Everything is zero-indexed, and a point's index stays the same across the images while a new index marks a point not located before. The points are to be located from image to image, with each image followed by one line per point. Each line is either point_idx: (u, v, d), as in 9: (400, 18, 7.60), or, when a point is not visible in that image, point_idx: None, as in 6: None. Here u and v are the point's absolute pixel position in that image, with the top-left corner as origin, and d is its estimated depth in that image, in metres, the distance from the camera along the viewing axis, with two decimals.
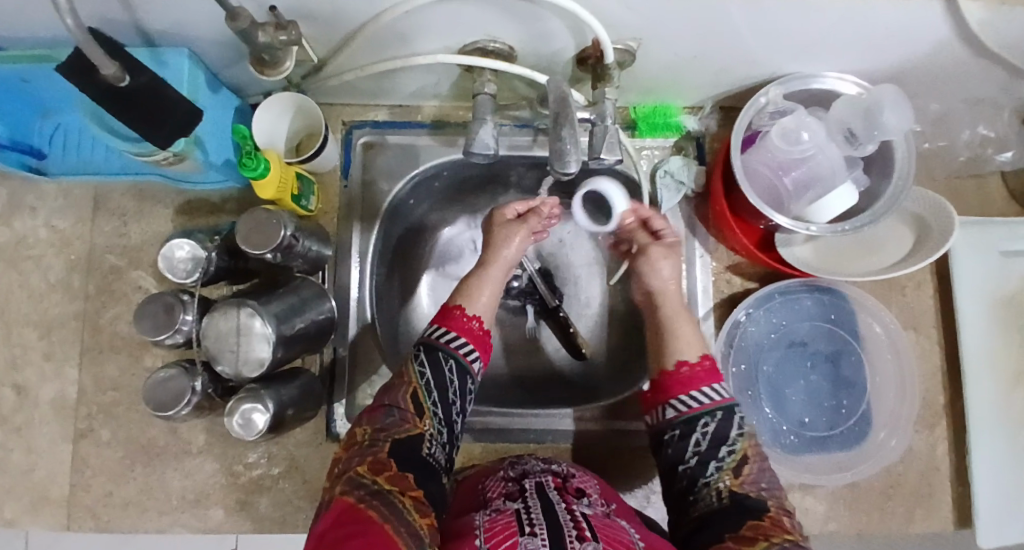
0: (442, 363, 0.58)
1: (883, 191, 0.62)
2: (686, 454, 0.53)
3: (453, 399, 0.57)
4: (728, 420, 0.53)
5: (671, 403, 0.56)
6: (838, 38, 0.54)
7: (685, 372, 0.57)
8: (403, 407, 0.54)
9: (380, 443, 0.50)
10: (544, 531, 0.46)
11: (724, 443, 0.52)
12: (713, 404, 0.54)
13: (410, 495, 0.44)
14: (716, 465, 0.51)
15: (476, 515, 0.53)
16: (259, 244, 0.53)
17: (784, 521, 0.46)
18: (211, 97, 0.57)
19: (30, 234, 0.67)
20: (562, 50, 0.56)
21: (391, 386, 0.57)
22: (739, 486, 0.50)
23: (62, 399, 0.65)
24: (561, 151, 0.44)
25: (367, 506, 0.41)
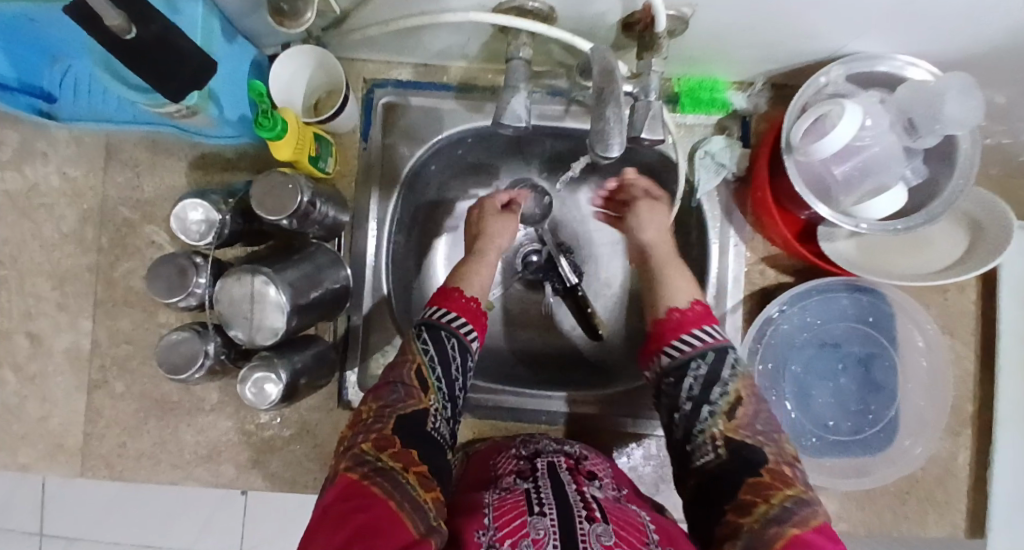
0: (444, 340, 0.58)
1: (940, 188, 0.57)
2: (681, 401, 0.55)
3: (457, 375, 0.57)
4: (718, 362, 0.55)
5: (666, 350, 0.58)
6: (915, 17, 0.48)
7: (674, 319, 0.59)
8: (410, 384, 0.53)
9: (385, 419, 0.50)
10: (553, 512, 0.46)
11: (716, 384, 0.54)
12: (702, 348, 0.56)
13: (416, 471, 0.45)
14: (709, 409, 0.53)
15: (485, 493, 0.53)
16: (275, 209, 0.50)
17: (784, 470, 0.48)
18: (226, 47, 0.53)
19: (42, 181, 0.65)
20: (608, 13, 0.51)
21: (393, 363, 0.56)
22: (734, 429, 0.52)
23: (76, 350, 0.65)
24: (603, 131, 0.40)
25: (372, 484, 0.43)
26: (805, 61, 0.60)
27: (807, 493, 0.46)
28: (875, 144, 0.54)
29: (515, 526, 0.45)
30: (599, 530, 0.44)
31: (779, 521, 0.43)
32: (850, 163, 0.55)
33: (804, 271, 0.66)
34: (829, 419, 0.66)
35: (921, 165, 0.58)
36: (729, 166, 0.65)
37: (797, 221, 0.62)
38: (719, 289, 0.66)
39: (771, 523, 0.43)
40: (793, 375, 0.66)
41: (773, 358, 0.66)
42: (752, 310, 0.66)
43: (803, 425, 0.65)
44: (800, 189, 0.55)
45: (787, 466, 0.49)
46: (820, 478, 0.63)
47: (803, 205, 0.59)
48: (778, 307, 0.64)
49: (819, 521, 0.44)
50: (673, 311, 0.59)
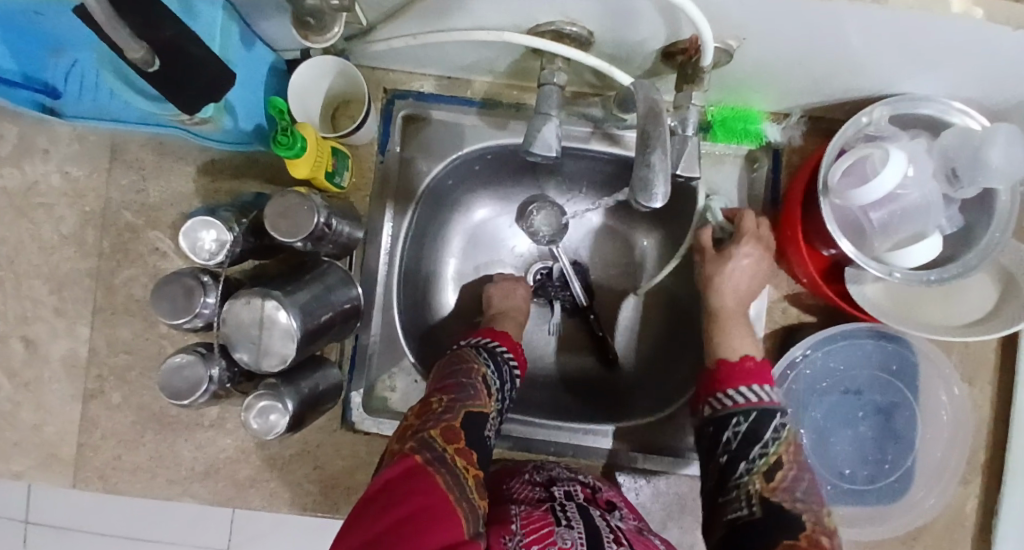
0: (500, 363, 0.58)
1: (976, 238, 0.56)
2: (718, 452, 0.51)
3: (506, 396, 0.57)
4: (764, 422, 0.51)
5: (717, 397, 0.54)
6: (967, 65, 0.46)
7: (724, 370, 0.56)
8: (479, 386, 0.52)
9: (453, 412, 0.48)
10: (580, 527, 0.46)
11: (757, 444, 0.50)
12: (745, 405, 0.52)
13: (472, 473, 0.43)
14: (746, 467, 0.49)
15: (511, 507, 0.51)
16: (289, 231, 0.48)
17: (822, 540, 0.43)
18: (243, 54, 0.51)
19: (42, 179, 0.62)
20: (649, 41, 0.49)
21: (454, 365, 0.55)
22: (772, 491, 0.47)
23: (72, 357, 0.63)
24: (646, 178, 0.38)
25: (436, 471, 0.40)
26: (848, 96, 0.57)
27: None
28: (917, 192, 0.53)
29: (542, 533, 0.44)
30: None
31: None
32: (890, 208, 0.53)
33: (827, 311, 0.64)
34: (845, 468, 0.64)
35: (958, 213, 0.56)
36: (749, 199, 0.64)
37: (823, 259, 0.61)
38: None
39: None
40: (813, 422, 0.65)
41: (793, 403, 0.64)
42: (772, 349, 0.64)
43: (819, 473, 0.64)
44: (833, 228, 0.53)
45: (827, 537, 0.44)
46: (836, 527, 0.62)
47: (832, 243, 0.57)
48: (802, 350, 0.63)
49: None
50: (746, 359, 0.56)
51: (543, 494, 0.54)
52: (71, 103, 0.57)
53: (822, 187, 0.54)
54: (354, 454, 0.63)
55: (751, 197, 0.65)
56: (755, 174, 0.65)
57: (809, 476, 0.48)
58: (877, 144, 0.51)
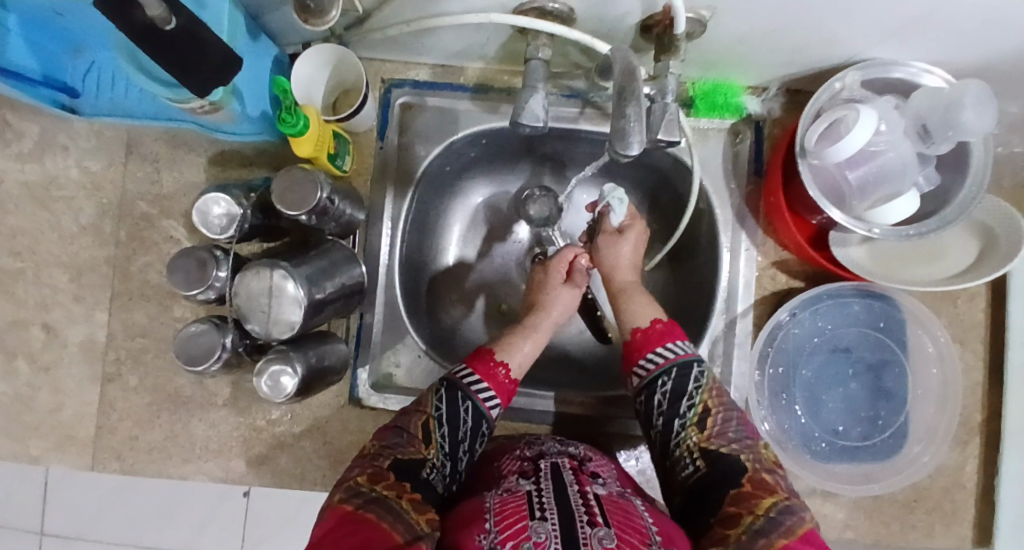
0: (459, 402, 0.57)
1: (953, 196, 0.58)
2: (654, 416, 0.57)
3: (463, 439, 0.56)
4: (685, 376, 0.57)
5: (636, 370, 0.59)
6: (930, 26, 0.49)
7: (639, 338, 0.60)
8: (413, 432, 0.54)
9: (382, 458, 0.51)
10: (554, 516, 0.44)
11: (684, 398, 0.56)
12: (665, 365, 0.58)
13: (408, 500, 0.46)
14: (681, 423, 0.55)
15: (486, 496, 0.50)
16: (294, 205, 0.51)
17: (764, 478, 0.50)
18: (249, 44, 0.54)
19: (62, 174, 0.66)
20: (627, 15, 0.52)
21: (405, 411, 0.57)
22: (707, 440, 0.53)
23: (91, 341, 0.66)
24: (624, 129, 0.40)
25: (368, 510, 0.43)
26: (822, 66, 0.60)
27: (788, 498, 0.48)
28: (890, 150, 0.55)
29: (516, 529, 0.42)
30: (600, 533, 0.42)
31: (766, 532, 0.44)
32: (865, 169, 0.56)
33: (815, 277, 0.66)
34: (838, 425, 0.67)
35: (934, 173, 0.59)
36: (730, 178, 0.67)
37: (809, 226, 0.63)
38: (731, 292, 0.66)
39: (759, 535, 0.44)
40: (804, 380, 0.67)
41: (783, 362, 0.67)
42: (763, 315, 0.66)
43: (812, 431, 0.67)
44: (814, 193, 0.55)
45: (766, 473, 0.50)
46: (830, 484, 0.63)
47: (816, 210, 0.59)
48: (787, 313, 0.66)
49: (801, 531, 0.45)
50: (637, 331, 0.61)
51: (529, 468, 0.55)
52: (89, 100, 0.61)
53: (800, 150, 0.57)
54: (361, 429, 0.65)
55: (736, 169, 0.68)
56: (738, 148, 0.67)
57: (736, 416, 0.55)
58: (850, 106, 0.54)
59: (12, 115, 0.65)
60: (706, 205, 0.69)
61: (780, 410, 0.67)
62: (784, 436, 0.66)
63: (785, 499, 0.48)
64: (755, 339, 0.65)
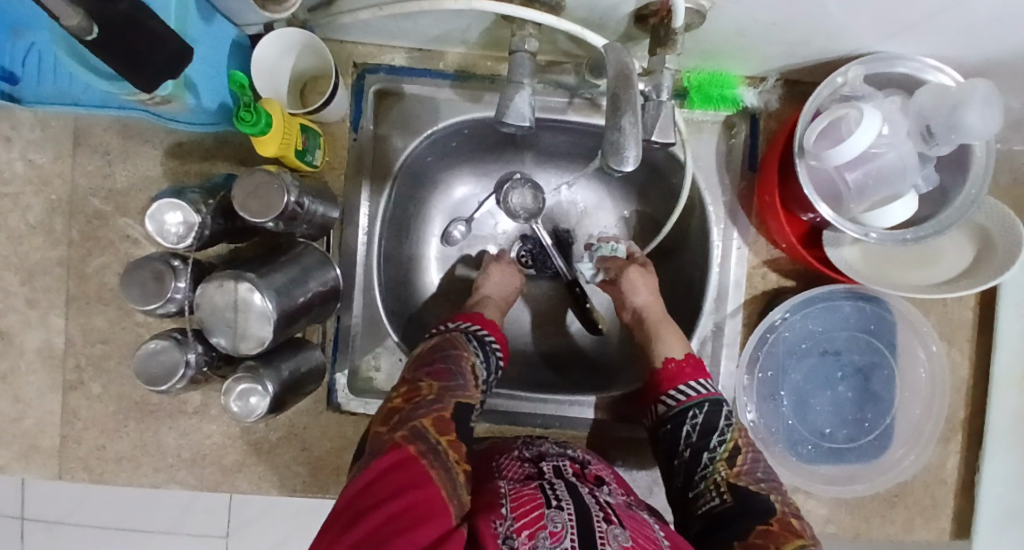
0: (493, 354, 0.61)
1: (952, 198, 0.56)
2: (680, 447, 0.55)
3: (489, 384, 0.59)
4: (716, 412, 0.56)
5: (664, 399, 0.58)
6: (945, 22, 0.46)
7: (672, 368, 0.59)
8: (467, 376, 0.55)
9: (444, 401, 0.51)
10: (570, 508, 0.42)
11: (715, 433, 0.55)
12: (689, 403, 0.57)
13: (464, 465, 0.46)
14: (710, 456, 0.54)
15: (497, 486, 0.48)
16: (259, 211, 0.47)
17: (792, 522, 0.49)
18: (203, 29, 0.49)
19: (4, 167, 0.60)
20: (620, 4, 0.47)
21: (443, 346, 0.58)
22: (737, 476, 0.53)
23: (48, 348, 0.62)
24: (617, 143, 0.37)
25: (432, 467, 0.43)
26: (826, 57, 0.57)
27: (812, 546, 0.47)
28: (891, 151, 0.52)
29: (532, 517, 0.40)
30: (616, 531, 0.41)
31: None
32: (863, 170, 0.53)
33: (806, 277, 0.65)
34: (825, 427, 0.66)
35: (934, 172, 0.56)
36: (723, 173, 0.65)
37: (802, 224, 0.60)
38: (721, 293, 0.64)
39: None
40: (793, 384, 0.66)
41: (773, 365, 0.66)
42: (754, 316, 0.65)
43: (798, 432, 0.66)
44: (810, 194, 0.53)
45: (793, 517, 0.49)
46: (817, 487, 0.63)
47: (810, 210, 0.57)
48: (781, 314, 0.64)
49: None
50: (670, 360, 0.60)
51: (532, 472, 0.53)
52: (28, 87, 0.55)
53: (799, 148, 0.54)
54: (341, 435, 0.63)
55: (729, 163, 0.65)
56: (733, 142, 0.64)
57: (764, 458, 0.55)
58: (852, 104, 0.51)
59: None
60: (698, 202, 0.66)
61: (767, 413, 0.66)
62: (770, 439, 0.65)
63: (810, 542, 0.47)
64: (746, 343, 0.64)
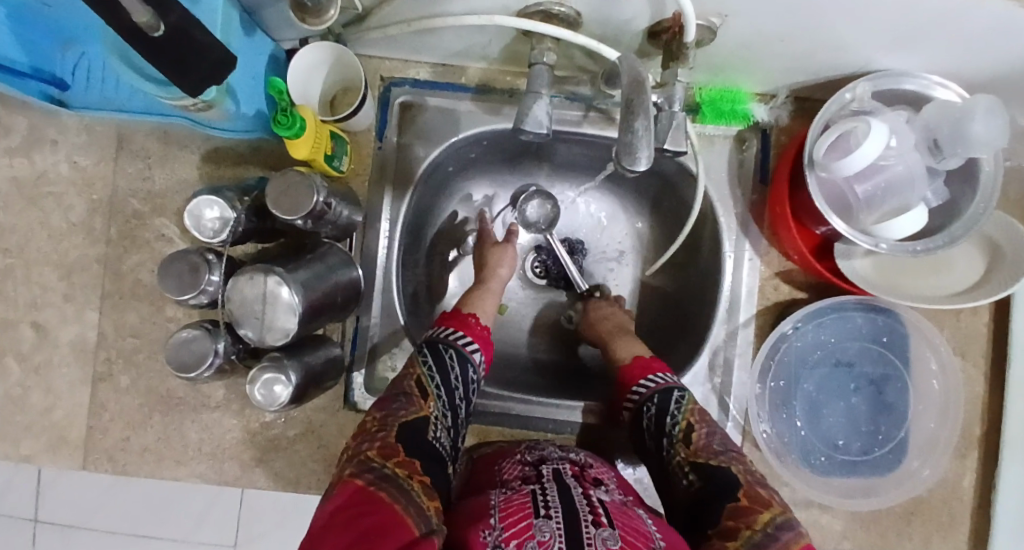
0: (442, 351, 0.58)
1: (963, 210, 0.57)
2: (647, 441, 0.59)
3: (456, 385, 0.57)
4: (666, 399, 0.59)
5: (627, 403, 0.62)
6: (948, 39, 0.47)
7: (625, 374, 0.64)
8: (410, 393, 0.54)
9: (388, 427, 0.49)
10: (559, 514, 0.44)
11: (666, 417, 0.58)
12: (640, 400, 0.61)
13: (419, 479, 0.44)
14: (669, 441, 0.57)
15: (491, 494, 0.49)
16: (290, 209, 0.50)
17: (759, 492, 0.49)
18: (245, 41, 0.52)
19: (52, 169, 0.64)
20: (635, 20, 0.50)
21: (394, 378, 0.57)
22: (694, 454, 0.54)
23: (81, 341, 0.64)
24: (630, 142, 0.39)
25: (380, 488, 0.41)
26: (834, 74, 0.59)
27: (781, 514, 0.47)
28: (899, 164, 0.54)
29: (519, 528, 0.42)
30: (604, 535, 0.42)
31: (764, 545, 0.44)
32: (873, 181, 0.55)
33: (818, 289, 0.66)
34: (839, 439, 0.66)
35: (943, 186, 0.58)
36: (735, 186, 0.66)
37: (814, 236, 0.61)
38: (733, 302, 0.65)
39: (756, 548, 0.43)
40: (805, 393, 0.67)
41: (785, 375, 0.66)
42: (765, 326, 0.66)
43: (812, 443, 0.66)
44: (822, 205, 0.54)
45: (760, 486, 0.50)
46: (832, 499, 0.63)
47: (822, 221, 0.58)
48: (791, 325, 0.64)
49: (798, 544, 0.44)
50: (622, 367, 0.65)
51: (531, 473, 0.54)
52: (78, 94, 0.59)
53: (809, 161, 0.55)
54: (357, 433, 0.64)
55: (741, 176, 0.66)
56: (743, 155, 0.66)
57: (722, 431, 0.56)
58: (861, 119, 0.52)
59: None
60: (710, 213, 0.67)
61: (780, 423, 0.66)
62: (784, 450, 0.65)
63: (782, 512, 0.47)
64: (757, 351, 0.64)
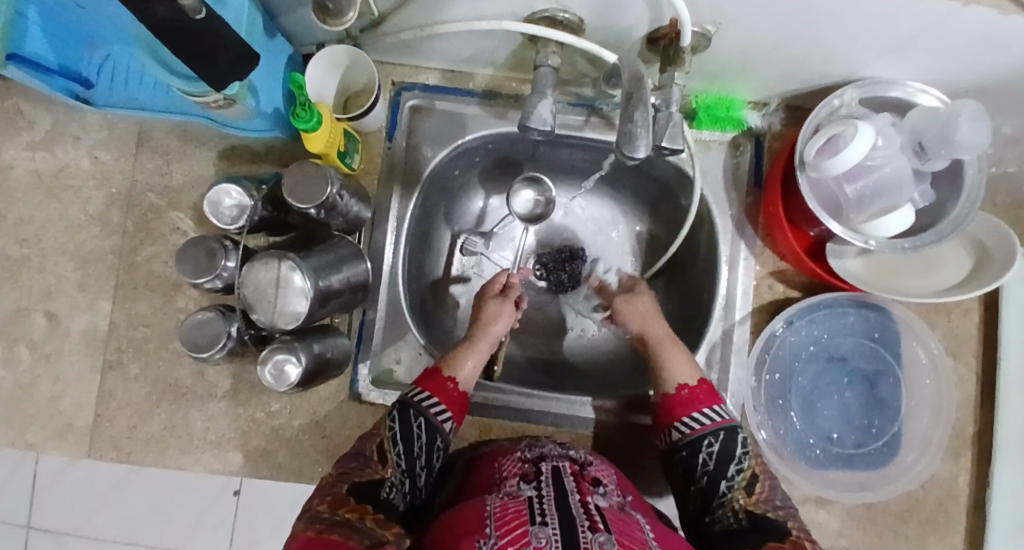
0: (412, 420, 0.56)
1: (948, 210, 0.59)
2: (697, 473, 0.54)
3: (420, 454, 0.55)
4: (733, 439, 0.55)
5: (677, 426, 0.57)
6: (928, 47, 0.50)
7: (685, 395, 0.58)
8: (369, 456, 0.54)
9: (340, 483, 0.50)
10: (556, 523, 0.40)
11: (733, 460, 0.54)
12: (703, 430, 0.56)
13: (371, 519, 0.46)
14: (727, 484, 0.53)
15: (486, 500, 0.46)
16: (304, 198, 0.52)
17: (805, 544, 0.48)
18: (266, 43, 0.55)
19: (73, 163, 0.67)
20: (634, 27, 0.53)
21: (359, 438, 0.56)
22: (755, 504, 0.52)
23: (93, 330, 0.66)
24: (630, 133, 0.42)
25: (333, 532, 0.43)
26: (823, 82, 0.62)
27: None
28: (887, 165, 0.57)
29: (515, 534, 0.38)
30: (602, 539, 0.39)
31: None
32: (863, 181, 0.57)
33: (812, 289, 0.68)
34: (833, 432, 0.67)
35: (930, 189, 0.60)
36: (730, 189, 0.69)
37: (807, 238, 0.64)
38: (729, 300, 0.67)
39: None
40: (800, 387, 0.68)
41: (779, 368, 0.68)
42: (760, 324, 0.68)
43: (807, 438, 0.67)
44: (813, 204, 0.56)
45: (808, 541, 0.48)
46: (827, 492, 0.64)
47: (814, 222, 0.60)
48: (783, 322, 0.67)
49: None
50: (682, 387, 0.59)
51: (530, 471, 0.52)
52: (103, 92, 0.62)
53: (799, 162, 0.58)
54: (360, 425, 0.65)
55: (736, 179, 0.69)
56: (738, 160, 0.69)
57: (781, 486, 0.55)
58: (848, 122, 0.55)
59: (26, 103, 0.67)
60: (706, 215, 0.70)
61: (776, 416, 0.68)
62: (779, 443, 0.67)
63: None
64: (751, 347, 0.66)
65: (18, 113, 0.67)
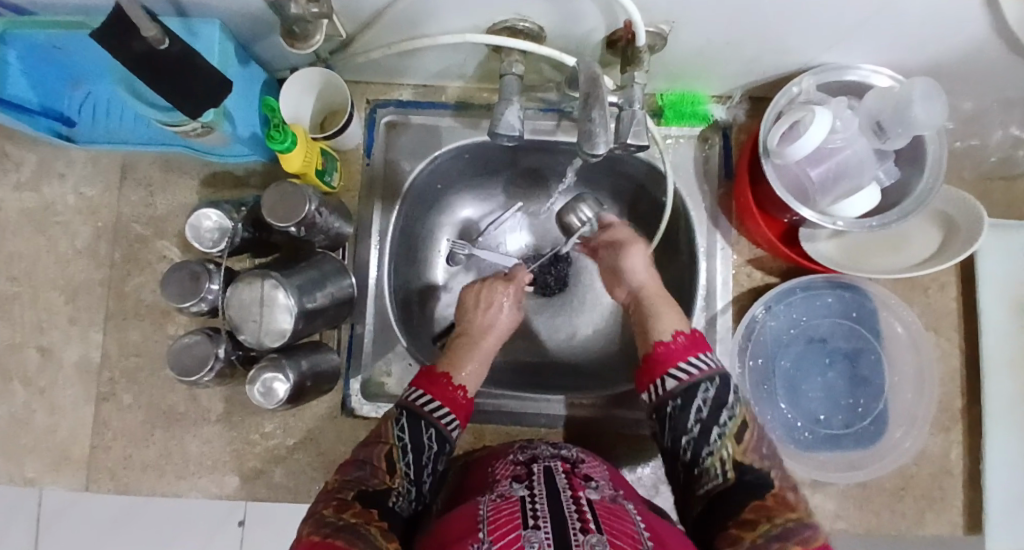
0: (422, 429, 0.55)
1: (913, 187, 0.61)
2: (689, 423, 0.54)
3: (428, 461, 0.54)
4: (727, 386, 0.55)
5: (667, 376, 0.57)
6: (874, 32, 0.52)
7: (663, 351, 0.59)
8: (376, 464, 0.51)
9: (346, 490, 0.47)
10: (547, 525, 0.40)
11: (725, 407, 0.54)
12: (676, 388, 0.56)
13: (376, 525, 0.44)
14: (719, 432, 0.52)
15: (478, 503, 0.46)
16: (284, 217, 0.53)
17: (788, 496, 0.49)
18: (239, 70, 0.57)
19: (59, 200, 0.68)
20: (593, 31, 0.55)
21: (364, 442, 0.54)
22: (744, 453, 0.52)
23: (86, 362, 0.67)
24: (590, 132, 0.43)
25: (338, 537, 0.41)
26: (782, 72, 0.64)
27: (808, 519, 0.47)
28: (848, 147, 0.58)
29: (508, 539, 0.38)
30: (594, 540, 0.38)
31: (781, 538, 0.44)
32: (827, 164, 0.58)
33: (789, 274, 0.69)
34: (820, 414, 0.68)
35: (893, 167, 0.62)
36: (703, 182, 0.71)
37: (780, 224, 0.65)
38: (709, 290, 0.69)
39: (775, 540, 0.44)
40: (784, 371, 0.69)
41: (762, 354, 0.69)
42: (741, 312, 0.69)
43: (794, 420, 0.68)
44: (781, 190, 0.57)
45: (790, 491, 0.49)
46: (817, 473, 0.64)
47: (785, 209, 0.62)
48: (761, 308, 0.68)
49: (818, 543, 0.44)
50: (660, 344, 0.59)
51: (523, 472, 0.53)
52: (85, 129, 0.63)
53: (764, 150, 0.60)
54: (355, 439, 0.66)
55: (707, 172, 0.71)
56: (708, 153, 0.71)
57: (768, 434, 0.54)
58: (806, 108, 0.56)
59: (11, 144, 0.68)
60: (681, 209, 0.71)
61: (763, 402, 0.69)
62: (768, 428, 0.67)
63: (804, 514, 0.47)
64: (732, 334, 0.67)
65: (2, 154, 0.68)
